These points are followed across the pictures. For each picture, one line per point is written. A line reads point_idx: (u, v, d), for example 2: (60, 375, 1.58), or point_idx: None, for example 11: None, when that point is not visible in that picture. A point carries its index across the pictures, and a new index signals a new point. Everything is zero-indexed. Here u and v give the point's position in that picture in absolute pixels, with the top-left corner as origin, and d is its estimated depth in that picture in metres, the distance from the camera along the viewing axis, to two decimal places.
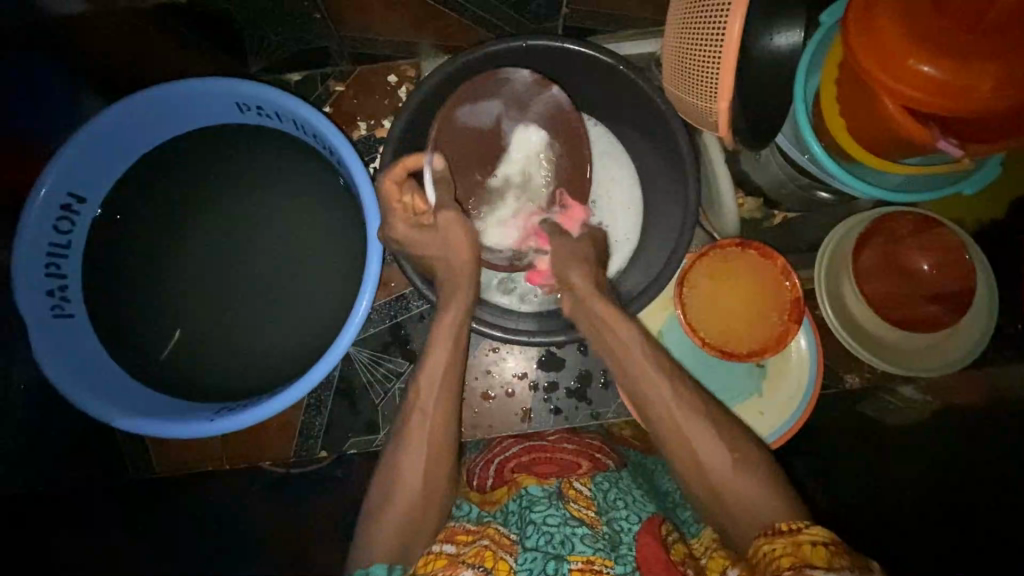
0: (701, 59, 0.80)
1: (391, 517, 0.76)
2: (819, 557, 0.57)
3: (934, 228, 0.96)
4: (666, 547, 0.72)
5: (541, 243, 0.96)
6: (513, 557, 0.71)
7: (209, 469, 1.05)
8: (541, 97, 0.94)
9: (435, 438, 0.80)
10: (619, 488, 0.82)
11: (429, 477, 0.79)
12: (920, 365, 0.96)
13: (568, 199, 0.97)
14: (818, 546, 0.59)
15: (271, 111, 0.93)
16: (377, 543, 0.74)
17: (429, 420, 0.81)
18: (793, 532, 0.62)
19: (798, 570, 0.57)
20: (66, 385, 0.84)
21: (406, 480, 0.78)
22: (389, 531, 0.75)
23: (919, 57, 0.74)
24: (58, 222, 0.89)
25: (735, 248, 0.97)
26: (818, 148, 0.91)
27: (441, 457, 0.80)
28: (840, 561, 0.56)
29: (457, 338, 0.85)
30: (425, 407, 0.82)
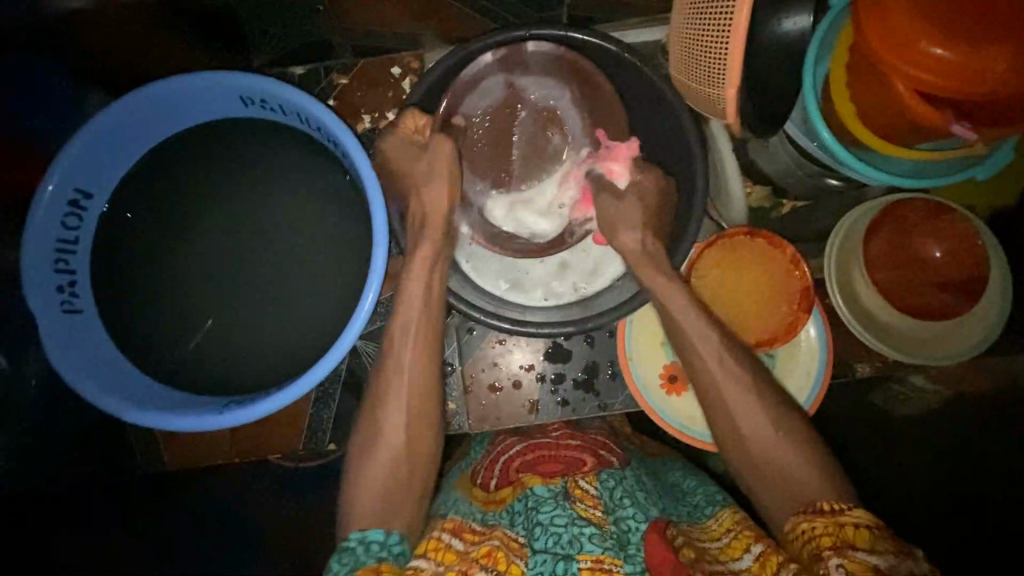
0: (709, 45, 0.78)
1: (376, 480, 0.78)
2: (864, 541, 0.60)
3: (944, 215, 0.95)
4: (675, 549, 0.71)
5: (587, 207, 1.00)
6: (524, 561, 0.72)
7: (219, 463, 1.06)
8: (549, 74, 0.97)
9: (416, 399, 0.83)
10: (625, 487, 0.81)
11: (410, 438, 0.81)
12: (932, 353, 0.94)
13: (613, 146, 0.98)
14: (861, 528, 0.61)
15: (275, 105, 0.92)
16: (363, 507, 0.76)
17: (404, 377, 0.83)
18: (836, 512, 0.64)
19: (840, 552, 0.60)
20: (78, 381, 0.84)
21: (388, 441, 0.80)
22: (373, 490, 0.77)
23: (930, 40, 0.72)
24: (65, 220, 0.90)
25: (744, 237, 0.96)
26: (827, 135, 0.90)
27: (423, 418, 0.83)
28: (884, 545, 0.59)
29: (431, 297, 0.87)
30: (401, 366, 0.84)
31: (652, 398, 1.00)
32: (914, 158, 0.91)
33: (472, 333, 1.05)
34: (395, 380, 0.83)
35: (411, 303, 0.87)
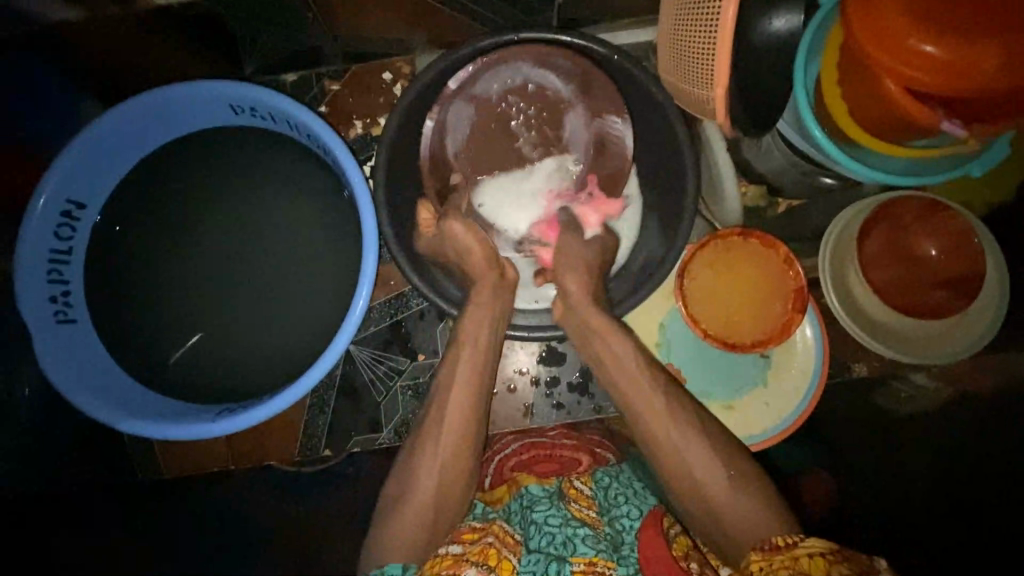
0: (697, 46, 0.78)
1: (412, 519, 0.77)
2: (819, 568, 0.60)
3: (941, 212, 0.94)
4: (669, 542, 0.72)
5: (547, 233, 0.99)
6: (516, 558, 0.72)
7: (217, 469, 1.06)
8: (555, 74, 0.95)
9: (458, 441, 0.82)
10: (620, 484, 0.81)
11: (447, 478, 0.80)
12: (931, 352, 0.93)
13: (598, 196, 0.99)
14: (816, 557, 0.62)
15: (265, 113, 0.93)
16: (395, 546, 0.75)
17: (449, 420, 0.82)
18: (791, 546, 0.65)
19: None
20: (72, 390, 0.85)
21: (426, 481, 0.79)
22: (408, 531, 0.76)
23: (920, 37, 0.72)
24: (59, 229, 0.90)
25: (738, 237, 0.95)
26: (819, 135, 0.89)
27: (462, 460, 0.81)
28: (841, 567, 0.59)
29: (482, 343, 0.87)
30: (445, 395, 0.85)
31: None
32: (907, 156, 0.90)
33: None
34: (439, 424, 0.82)
35: (463, 347, 0.87)
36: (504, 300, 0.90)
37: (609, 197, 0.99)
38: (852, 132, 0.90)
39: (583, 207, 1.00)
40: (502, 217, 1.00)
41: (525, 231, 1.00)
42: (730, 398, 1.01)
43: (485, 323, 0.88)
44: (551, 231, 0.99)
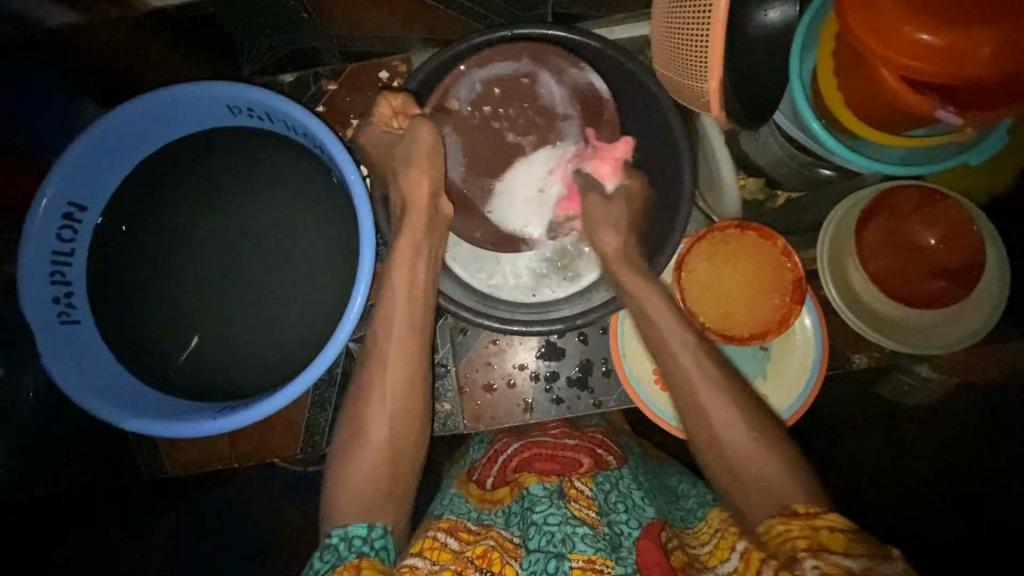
0: (690, 38, 0.78)
1: (362, 470, 0.78)
2: (836, 544, 0.58)
3: (939, 201, 0.93)
4: (667, 554, 0.73)
5: (570, 209, 0.96)
6: (517, 562, 0.73)
7: (219, 469, 1.05)
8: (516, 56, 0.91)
9: (400, 388, 0.82)
10: (620, 490, 0.82)
11: (396, 431, 0.81)
12: (931, 343, 0.93)
13: (600, 141, 0.93)
14: (836, 532, 0.59)
15: (262, 112, 0.94)
16: (348, 500, 0.76)
17: (387, 367, 0.83)
18: (812, 517, 0.63)
19: (815, 552, 0.57)
20: (76, 391, 0.86)
21: (374, 433, 0.80)
22: (359, 484, 0.77)
23: (916, 25, 0.71)
24: (61, 231, 0.91)
25: (734, 230, 0.96)
26: (816, 126, 0.89)
27: (408, 409, 0.82)
28: (858, 548, 0.56)
29: (419, 288, 0.87)
30: (387, 346, 0.84)
31: (645, 392, 1.00)
32: (905, 146, 0.90)
33: (466, 333, 1.06)
34: (382, 372, 0.83)
35: (399, 291, 0.87)
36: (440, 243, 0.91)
37: (611, 141, 0.93)
38: (850, 123, 0.90)
39: (591, 162, 0.93)
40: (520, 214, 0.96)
41: (549, 217, 0.96)
42: None
43: (423, 269, 0.88)
44: (573, 204, 0.95)
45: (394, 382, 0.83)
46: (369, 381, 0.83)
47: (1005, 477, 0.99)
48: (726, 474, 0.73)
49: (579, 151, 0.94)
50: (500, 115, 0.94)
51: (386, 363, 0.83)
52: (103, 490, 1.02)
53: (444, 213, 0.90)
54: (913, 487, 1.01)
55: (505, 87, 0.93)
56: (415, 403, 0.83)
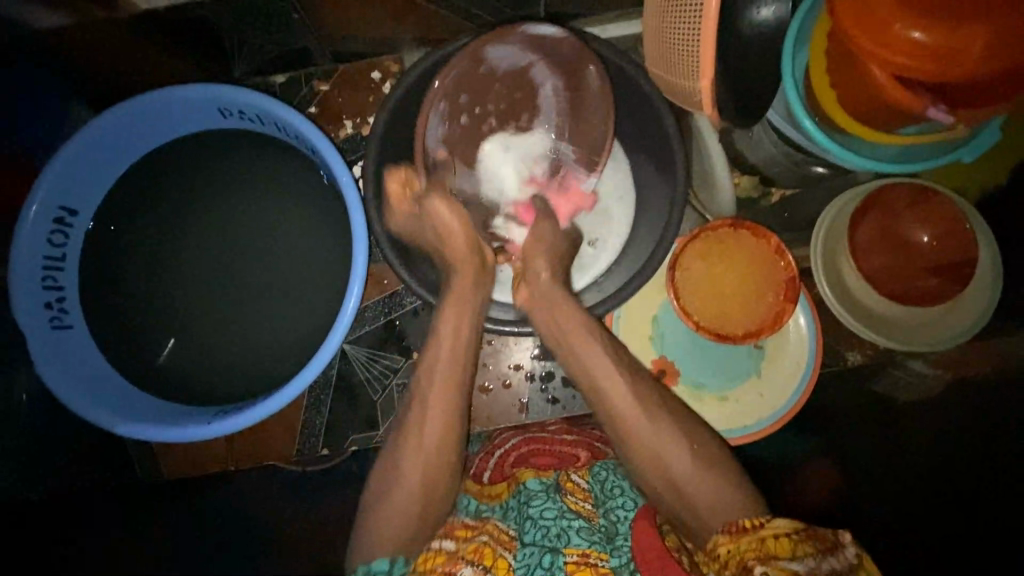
0: (682, 37, 0.78)
1: (393, 516, 0.76)
2: (784, 548, 0.61)
3: (932, 198, 0.94)
4: (661, 536, 0.71)
5: (523, 216, 0.97)
6: (511, 555, 0.74)
7: (217, 472, 1.07)
8: (530, 49, 0.89)
9: (440, 438, 0.80)
10: (616, 477, 0.82)
11: (431, 478, 0.78)
12: (924, 340, 0.93)
13: (572, 182, 0.96)
14: (780, 537, 0.62)
15: (253, 115, 0.93)
16: (378, 542, 0.75)
17: (432, 420, 0.80)
18: (758, 528, 0.65)
19: (765, 561, 0.60)
20: (70, 396, 0.85)
21: (408, 480, 0.78)
22: (389, 528, 0.76)
23: (906, 23, 0.72)
24: (52, 235, 0.91)
25: (727, 228, 0.96)
26: (808, 124, 0.89)
27: (445, 454, 0.80)
28: (803, 549, 0.60)
29: (463, 338, 0.85)
30: (429, 392, 0.82)
31: None
32: (897, 144, 0.90)
33: None
34: (424, 420, 0.80)
35: (443, 338, 0.84)
36: (485, 285, 0.88)
37: (580, 186, 0.96)
38: (842, 121, 0.90)
39: (556, 197, 0.96)
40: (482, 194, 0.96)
41: (505, 210, 0.97)
42: (722, 389, 1.01)
43: (467, 316, 0.86)
44: (528, 213, 0.96)
45: (431, 426, 0.80)
46: (409, 429, 0.80)
47: (998, 473, 0.99)
48: (723, 475, 0.74)
49: (552, 168, 0.96)
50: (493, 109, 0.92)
51: (429, 414, 0.81)
52: (104, 490, 1.02)
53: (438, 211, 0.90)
54: (908, 484, 1.01)
55: (515, 85, 0.92)
56: (451, 448, 0.80)
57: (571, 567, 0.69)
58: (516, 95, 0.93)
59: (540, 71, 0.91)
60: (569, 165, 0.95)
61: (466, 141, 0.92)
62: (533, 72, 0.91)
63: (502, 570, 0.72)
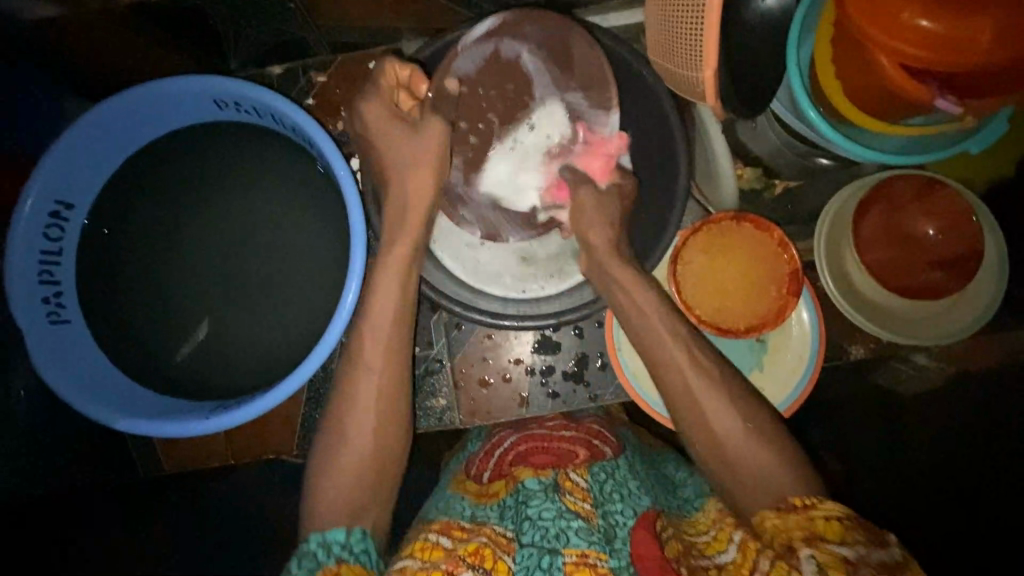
0: (685, 26, 0.77)
1: (344, 476, 0.76)
2: (833, 530, 0.60)
3: (938, 190, 0.92)
4: (662, 544, 0.72)
5: (558, 197, 0.92)
6: (511, 557, 0.72)
7: (219, 464, 1.08)
8: (520, 40, 0.90)
9: (382, 389, 0.80)
10: (615, 480, 0.82)
11: (379, 440, 0.79)
12: (929, 335, 0.92)
13: (590, 137, 0.91)
14: (832, 520, 0.62)
15: (249, 107, 0.92)
16: (328, 504, 0.75)
17: (373, 371, 0.80)
18: (808, 507, 0.65)
19: (809, 542, 0.60)
20: (68, 391, 0.85)
21: (357, 439, 0.78)
22: (342, 489, 0.76)
23: (915, 11, 0.70)
24: (48, 229, 0.90)
25: (731, 221, 0.95)
26: (814, 115, 0.87)
27: (393, 416, 0.80)
28: (855, 535, 0.60)
29: (403, 281, 0.84)
30: (374, 354, 0.81)
31: (641, 385, 0.99)
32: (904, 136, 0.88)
33: (460, 329, 1.05)
34: (365, 372, 0.80)
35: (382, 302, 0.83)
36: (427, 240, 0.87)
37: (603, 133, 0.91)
38: (848, 113, 0.88)
39: (583, 158, 0.91)
40: (510, 195, 0.93)
41: (537, 201, 0.93)
42: None
43: (407, 274, 0.84)
44: (562, 192, 0.92)
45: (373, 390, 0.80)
46: (354, 383, 0.80)
47: (999, 471, 0.99)
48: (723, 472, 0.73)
49: (569, 138, 0.91)
50: (490, 104, 0.91)
51: (371, 365, 0.81)
52: (104, 489, 1.02)
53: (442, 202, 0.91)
54: (913, 481, 1.01)
55: (499, 72, 0.90)
56: (396, 409, 0.81)
57: (570, 567, 0.69)
58: (506, 84, 0.91)
59: (528, 54, 0.90)
60: (592, 122, 0.91)
61: (475, 144, 0.91)
62: (523, 58, 0.90)
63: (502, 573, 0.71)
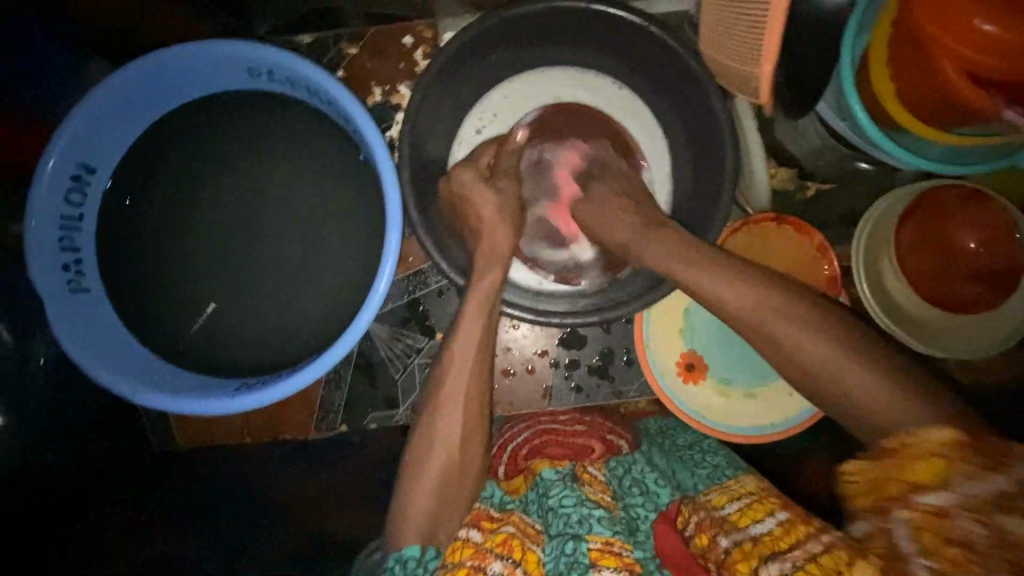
0: (744, 18, 0.74)
1: (422, 494, 0.75)
2: (933, 474, 0.53)
3: (982, 202, 0.91)
4: (686, 539, 0.71)
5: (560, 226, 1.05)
6: (541, 548, 0.71)
7: (228, 443, 1.09)
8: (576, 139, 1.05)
9: (469, 412, 0.79)
10: (634, 477, 0.80)
11: (461, 460, 0.78)
12: (965, 347, 0.91)
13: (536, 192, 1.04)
14: (930, 458, 0.54)
15: (283, 77, 0.88)
16: (406, 524, 0.75)
17: (458, 401, 0.78)
18: (907, 446, 0.57)
19: (903, 499, 0.54)
20: (86, 360, 0.82)
21: (435, 457, 0.77)
22: (423, 508, 0.75)
23: (977, 15, 0.69)
24: (69, 194, 0.87)
25: (771, 223, 0.95)
26: (863, 115, 0.85)
27: (474, 435, 0.79)
28: (962, 468, 0.52)
29: (485, 308, 0.83)
30: (451, 363, 0.80)
31: (666, 385, 0.98)
32: (953, 144, 0.86)
33: None
34: (449, 397, 0.79)
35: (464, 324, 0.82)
36: (498, 272, 0.86)
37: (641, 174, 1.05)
38: (897, 116, 0.86)
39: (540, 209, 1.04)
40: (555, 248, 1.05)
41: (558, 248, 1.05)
42: (748, 387, 0.99)
43: (489, 299, 0.84)
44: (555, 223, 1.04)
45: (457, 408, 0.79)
46: (438, 411, 0.78)
47: None
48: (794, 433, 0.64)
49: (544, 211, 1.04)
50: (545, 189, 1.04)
51: (455, 398, 0.79)
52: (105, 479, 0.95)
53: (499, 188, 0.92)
54: None
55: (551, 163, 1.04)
56: (479, 425, 0.80)
57: (595, 554, 0.66)
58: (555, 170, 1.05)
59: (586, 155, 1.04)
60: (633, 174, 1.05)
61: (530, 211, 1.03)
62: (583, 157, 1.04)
63: (533, 565, 0.69)
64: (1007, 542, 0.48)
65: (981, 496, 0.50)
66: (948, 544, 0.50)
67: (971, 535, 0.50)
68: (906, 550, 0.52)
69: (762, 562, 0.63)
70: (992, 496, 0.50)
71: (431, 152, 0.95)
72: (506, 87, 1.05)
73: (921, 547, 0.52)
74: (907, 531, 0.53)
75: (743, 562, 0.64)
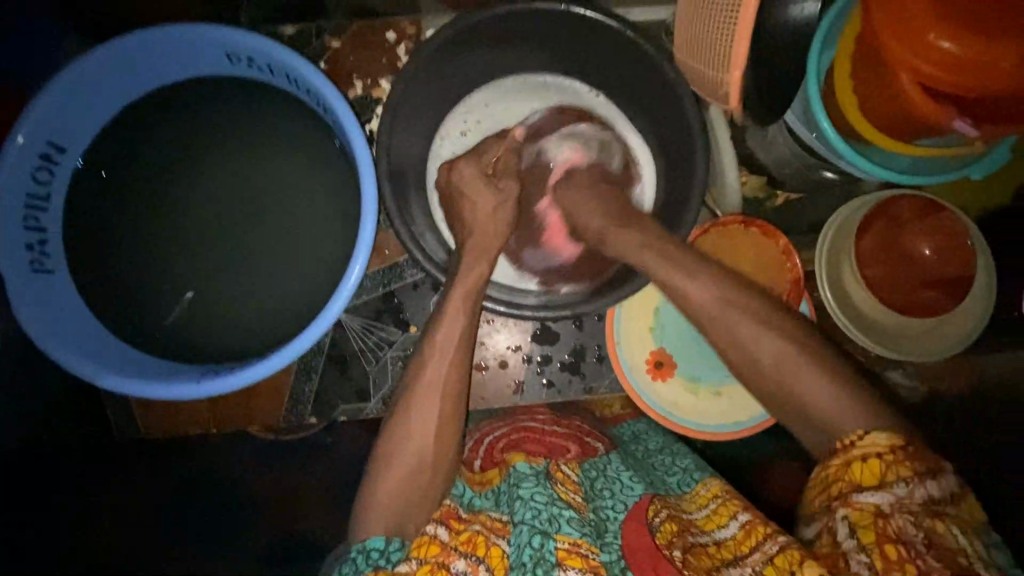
0: (715, 29, 0.76)
1: (388, 494, 0.75)
2: (871, 476, 0.60)
3: (938, 211, 0.95)
4: (652, 531, 0.69)
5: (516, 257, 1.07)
6: (505, 541, 0.71)
7: (199, 430, 1.04)
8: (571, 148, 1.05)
9: (445, 416, 0.79)
10: (606, 477, 0.80)
11: (433, 456, 0.77)
12: (918, 349, 0.95)
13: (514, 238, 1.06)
14: (872, 459, 0.61)
15: (263, 64, 0.88)
16: (375, 515, 0.73)
17: (435, 394, 0.79)
18: (850, 446, 0.63)
19: (844, 498, 0.61)
20: (50, 343, 0.80)
21: (408, 450, 0.77)
22: (393, 493, 0.75)
23: (938, 31, 0.71)
24: (37, 172, 0.85)
25: (739, 226, 0.99)
26: (827, 127, 0.89)
27: (448, 435, 0.79)
28: (903, 469, 0.59)
29: (459, 300, 0.84)
30: (426, 354, 0.81)
31: (636, 380, 1.00)
32: (911, 155, 0.91)
33: None
34: (422, 392, 0.79)
35: (438, 315, 0.83)
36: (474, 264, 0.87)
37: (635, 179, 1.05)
38: (859, 128, 0.90)
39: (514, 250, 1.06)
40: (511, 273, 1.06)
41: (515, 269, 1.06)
42: (718, 386, 1.01)
43: (462, 294, 0.84)
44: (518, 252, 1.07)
45: (428, 404, 0.79)
46: (413, 402, 0.79)
47: None
48: None
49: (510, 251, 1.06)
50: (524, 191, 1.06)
51: (431, 393, 0.79)
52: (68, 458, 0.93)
53: (470, 186, 0.92)
54: None
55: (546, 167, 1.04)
56: (455, 417, 0.80)
57: (561, 554, 0.66)
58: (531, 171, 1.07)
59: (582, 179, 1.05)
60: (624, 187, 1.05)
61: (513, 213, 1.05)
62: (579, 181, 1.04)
63: (496, 560, 0.69)
64: (932, 538, 0.56)
65: (913, 499, 0.58)
66: (884, 540, 0.57)
67: (904, 533, 0.57)
68: (846, 546, 0.59)
69: (724, 566, 0.66)
70: (923, 500, 0.58)
71: (409, 144, 0.96)
72: (485, 90, 1.07)
73: (861, 544, 0.57)
74: (847, 528, 0.59)
75: (705, 559, 0.68)
